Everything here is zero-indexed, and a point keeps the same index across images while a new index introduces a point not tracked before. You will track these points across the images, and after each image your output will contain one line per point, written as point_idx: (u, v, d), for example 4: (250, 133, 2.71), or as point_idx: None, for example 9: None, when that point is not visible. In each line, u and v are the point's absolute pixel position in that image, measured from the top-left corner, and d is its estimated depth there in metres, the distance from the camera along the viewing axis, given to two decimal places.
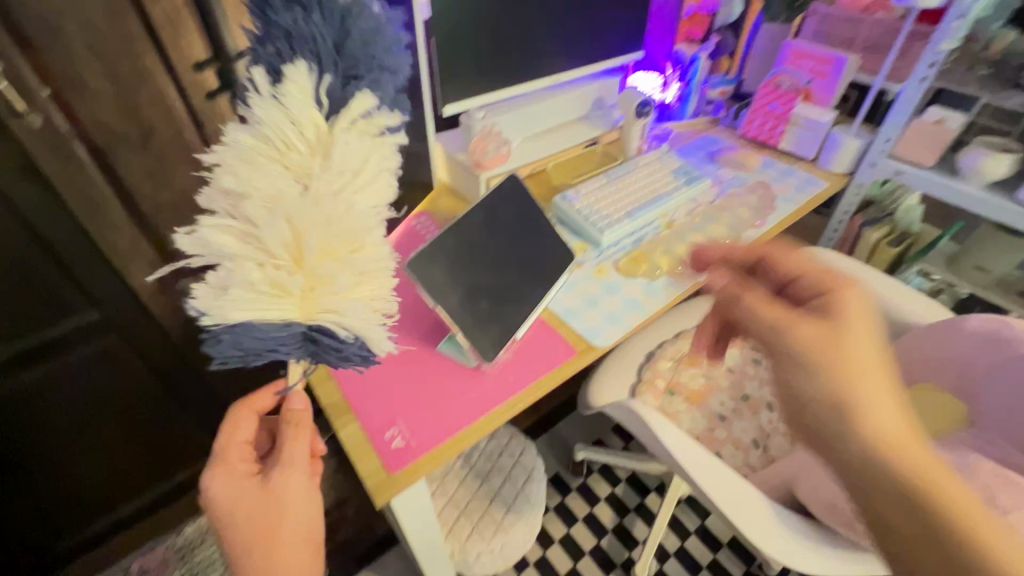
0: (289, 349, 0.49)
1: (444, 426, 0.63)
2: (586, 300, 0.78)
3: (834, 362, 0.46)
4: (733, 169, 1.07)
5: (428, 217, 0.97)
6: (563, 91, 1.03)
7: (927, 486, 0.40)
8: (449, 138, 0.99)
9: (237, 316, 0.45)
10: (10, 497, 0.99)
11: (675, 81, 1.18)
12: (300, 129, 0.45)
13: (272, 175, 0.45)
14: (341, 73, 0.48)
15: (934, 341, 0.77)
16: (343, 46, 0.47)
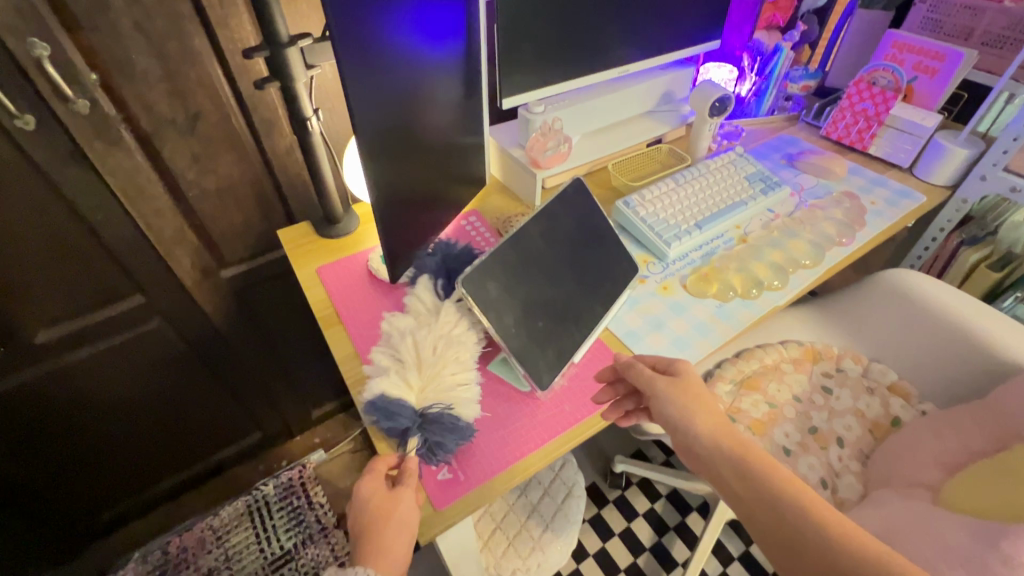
0: (405, 420, 0.58)
1: (496, 457, 0.59)
2: (649, 322, 0.72)
3: (704, 409, 0.57)
4: (814, 175, 0.96)
5: (478, 217, 0.91)
6: (630, 83, 0.94)
7: (800, 512, 0.50)
8: (504, 132, 0.92)
9: (378, 386, 0.60)
10: (57, 471, 1.01)
11: (751, 74, 1.08)
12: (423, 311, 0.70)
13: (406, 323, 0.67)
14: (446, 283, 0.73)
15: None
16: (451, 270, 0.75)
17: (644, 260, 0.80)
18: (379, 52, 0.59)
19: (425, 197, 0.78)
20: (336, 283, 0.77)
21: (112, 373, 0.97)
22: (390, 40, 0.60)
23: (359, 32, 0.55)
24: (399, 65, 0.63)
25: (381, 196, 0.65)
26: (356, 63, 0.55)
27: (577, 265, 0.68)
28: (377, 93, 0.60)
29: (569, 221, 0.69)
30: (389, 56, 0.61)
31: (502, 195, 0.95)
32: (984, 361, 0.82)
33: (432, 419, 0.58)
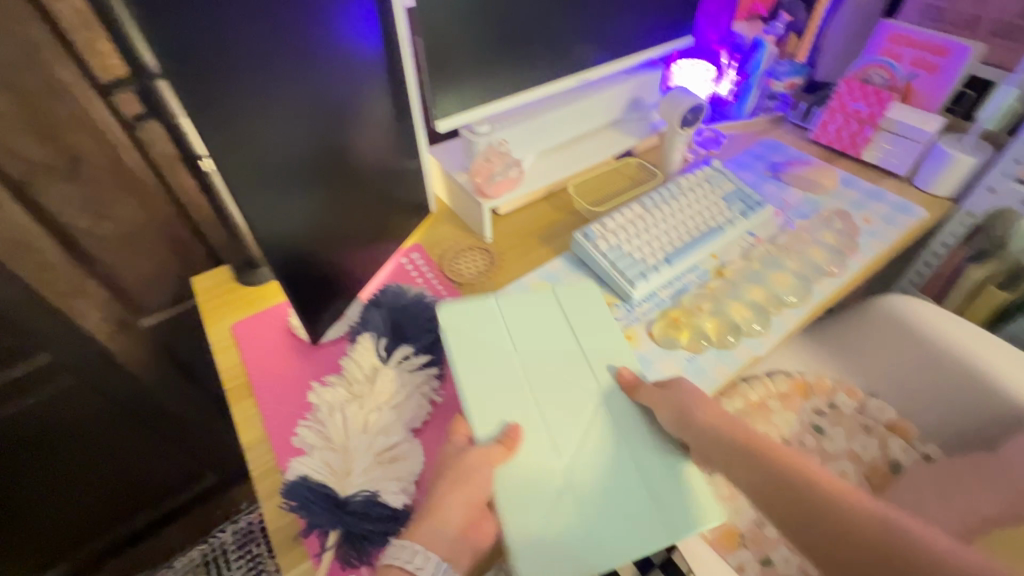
0: (322, 517, 0.48)
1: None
2: (535, 422, 0.54)
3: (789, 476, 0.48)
4: (801, 189, 0.86)
5: (422, 252, 0.80)
6: (590, 91, 0.84)
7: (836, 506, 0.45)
8: (448, 154, 0.82)
9: (295, 468, 0.50)
10: None
11: (730, 72, 0.97)
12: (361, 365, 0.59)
13: (338, 394, 0.56)
14: (395, 334, 0.62)
15: None
16: (400, 323, 0.64)
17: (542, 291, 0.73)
18: (251, 89, 0.47)
19: (347, 241, 0.67)
20: (254, 347, 0.67)
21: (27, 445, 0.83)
22: (270, 68, 0.49)
23: (208, 75, 0.43)
24: (290, 104, 0.52)
25: (280, 253, 0.55)
26: (218, 114, 0.45)
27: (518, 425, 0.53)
28: (256, 136, 0.49)
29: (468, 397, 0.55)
30: (271, 90, 0.49)
31: (450, 225, 0.85)
32: (996, 405, 0.72)
33: (352, 509, 0.48)
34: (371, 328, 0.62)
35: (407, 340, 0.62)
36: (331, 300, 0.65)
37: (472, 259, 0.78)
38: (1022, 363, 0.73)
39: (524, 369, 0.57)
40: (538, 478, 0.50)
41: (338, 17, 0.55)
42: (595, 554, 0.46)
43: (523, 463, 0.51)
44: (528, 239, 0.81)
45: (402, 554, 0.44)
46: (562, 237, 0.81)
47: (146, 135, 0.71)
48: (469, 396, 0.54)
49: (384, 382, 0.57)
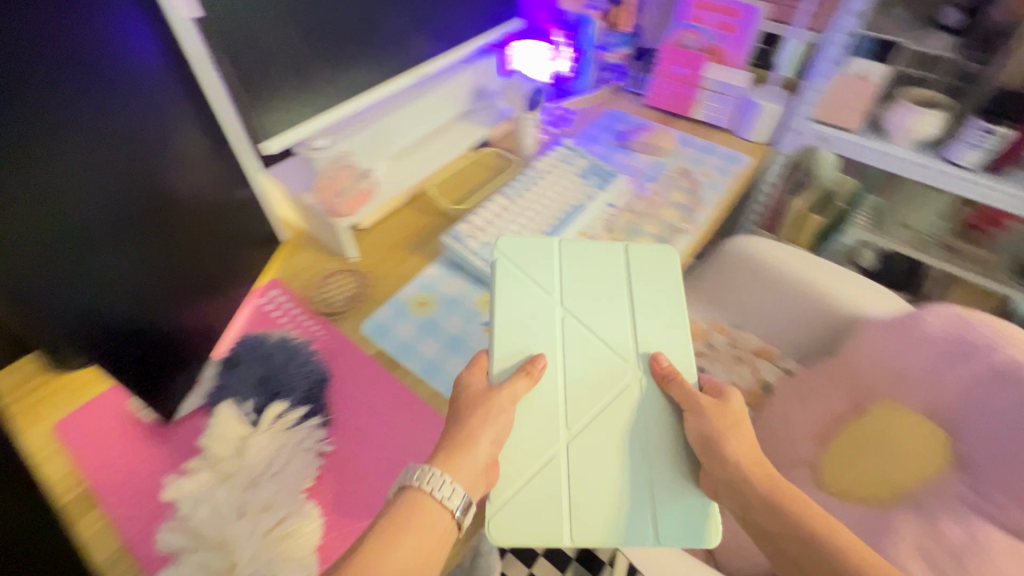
0: None
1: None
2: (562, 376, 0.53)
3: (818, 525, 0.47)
4: (647, 154, 0.91)
5: (282, 287, 0.72)
6: (431, 86, 0.80)
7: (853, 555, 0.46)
8: (289, 174, 0.74)
9: None
10: None
11: (566, 48, 0.97)
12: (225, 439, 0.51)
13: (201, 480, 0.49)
14: (264, 391, 0.56)
15: (870, 365, 0.70)
16: (269, 376, 0.57)
17: (422, 303, 0.69)
18: (24, 144, 0.38)
19: (179, 299, 0.57)
20: (85, 447, 0.56)
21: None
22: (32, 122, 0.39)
23: None
24: (83, 150, 0.43)
25: (81, 335, 0.45)
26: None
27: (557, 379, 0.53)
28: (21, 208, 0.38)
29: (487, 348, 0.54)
30: (36, 149, 0.39)
31: (309, 249, 0.77)
32: (830, 315, 0.83)
33: None
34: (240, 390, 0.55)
35: (282, 394, 0.56)
36: (174, 370, 0.56)
37: (339, 284, 0.72)
38: (843, 276, 0.85)
39: (569, 326, 0.56)
40: (546, 429, 0.50)
41: (114, 28, 0.46)
42: (563, 525, 0.46)
43: (542, 403, 0.51)
44: (397, 251, 0.77)
45: (436, 483, 0.45)
46: (432, 241, 0.77)
47: None
48: (500, 334, 0.54)
49: (258, 452, 0.51)
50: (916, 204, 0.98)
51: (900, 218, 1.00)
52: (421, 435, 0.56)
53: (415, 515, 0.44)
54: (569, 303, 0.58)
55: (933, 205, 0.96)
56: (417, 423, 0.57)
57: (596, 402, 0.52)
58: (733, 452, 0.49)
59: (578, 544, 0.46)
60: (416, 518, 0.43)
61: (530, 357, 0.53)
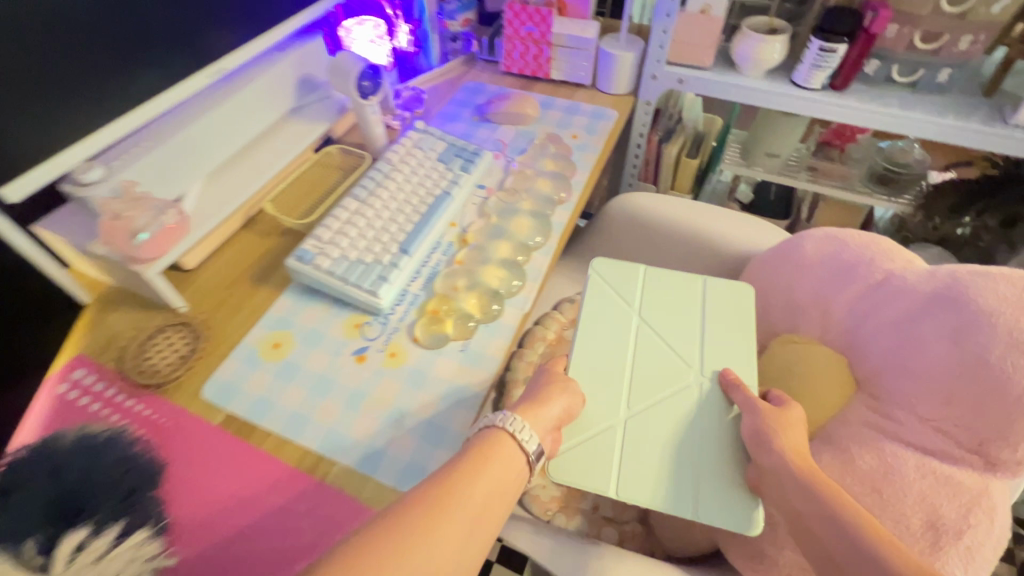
0: None
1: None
2: (616, 385, 0.55)
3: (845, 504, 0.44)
4: (511, 125, 0.84)
5: (89, 364, 0.56)
6: (239, 83, 0.67)
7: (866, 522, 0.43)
8: (67, 220, 0.58)
9: None
10: None
11: (401, 23, 0.88)
12: None
13: None
14: (54, 520, 0.42)
15: (764, 301, 0.69)
16: (61, 496, 0.44)
17: (275, 345, 0.58)
18: None
19: None
20: None
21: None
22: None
23: None
24: None
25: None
26: None
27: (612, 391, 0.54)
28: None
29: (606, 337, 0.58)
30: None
31: (124, 307, 0.62)
32: (723, 258, 0.81)
33: None
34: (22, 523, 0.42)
35: (86, 514, 0.44)
36: None
37: (165, 343, 0.58)
38: (725, 215, 0.84)
39: (658, 336, 0.58)
40: (602, 408, 0.53)
41: None
42: (610, 482, 0.49)
43: (592, 407, 0.53)
44: (239, 287, 0.63)
45: (518, 425, 0.45)
46: (280, 267, 0.65)
47: None
48: (586, 333, 0.58)
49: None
50: (781, 131, 0.95)
51: (766, 148, 0.98)
52: (288, 513, 0.46)
53: (499, 451, 0.43)
54: (651, 316, 0.60)
55: (796, 130, 0.94)
56: (281, 498, 0.47)
57: (649, 396, 0.54)
58: (779, 444, 0.48)
59: (622, 500, 0.48)
60: (494, 459, 0.43)
61: (586, 371, 0.55)
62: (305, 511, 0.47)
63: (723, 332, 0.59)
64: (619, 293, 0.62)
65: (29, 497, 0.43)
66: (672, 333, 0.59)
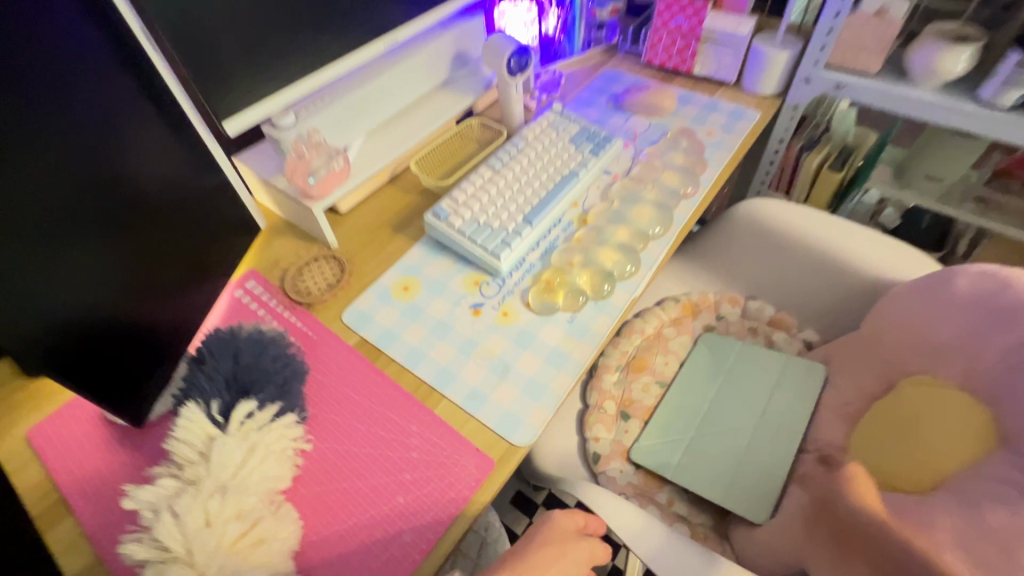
0: None
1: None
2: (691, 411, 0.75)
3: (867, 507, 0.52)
4: (646, 116, 0.84)
5: (259, 278, 0.68)
6: (406, 54, 0.74)
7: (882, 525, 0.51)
8: (258, 157, 0.69)
9: None
10: None
11: (551, 7, 0.90)
12: (190, 444, 0.47)
13: (163, 488, 0.44)
14: (232, 390, 0.52)
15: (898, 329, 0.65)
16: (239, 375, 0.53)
17: (405, 288, 0.65)
18: None
19: (143, 296, 0.55)
20: (55, 453, 0.53)
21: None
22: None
23: None
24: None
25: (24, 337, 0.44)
26: None
27: (688, 411, 0.76)
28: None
29: (697, 374, 0.79)
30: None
31: (289, 236, 0.72)
32: (852, 281, 0.77)
33: None
34: (214, 382, 0.52)
35: (251, 392, 0.52)
36: (123, 373, 0.52)
37: (318, 271, 0.68)
38: (865, 235, 0.78)
39: (737, 384, 0.77)
40: (676, 421, 0.75)
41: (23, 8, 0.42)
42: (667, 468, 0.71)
43: (668, 421, 0.75)
44: (379, 234, 0.71)
45: None
46: (416, 221, 0.72)
47: None
48: (684, 369, 0.79)
49: (223, 453, 0.46)
50: (946, 156, 0.87)
51: (926, 170, 0.90)
52: (401, 429, 0.53)
53: None
54: (735, 370, 0.78)
55: (968, 156, 0.86)
56: (397, 416, 0.54)
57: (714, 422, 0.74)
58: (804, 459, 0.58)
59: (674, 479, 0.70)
60: None
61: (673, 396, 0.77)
62: (416, 430, 0.53)
63: (792, 387, 0.75)
64: (715, 346, 0.81)
65: (215, 370, 0.53)
66: (749, 385, 0.77)
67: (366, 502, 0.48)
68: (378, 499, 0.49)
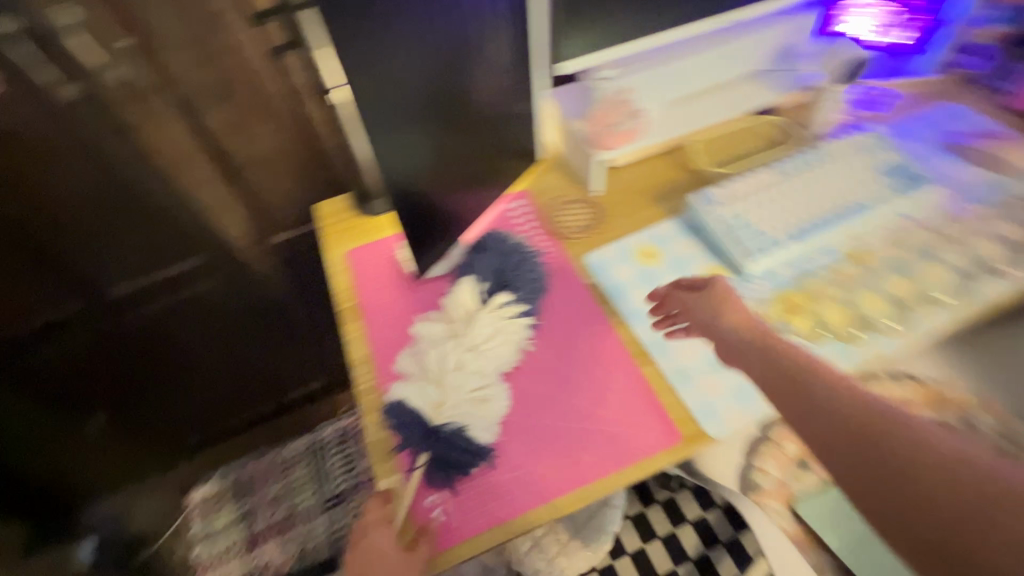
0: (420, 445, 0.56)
1: (489, 512, 0.52)
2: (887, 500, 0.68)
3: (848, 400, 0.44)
4: (984, 168, 0.71)
5: (529, 199, 0.78)
6: (738, 35, 0.73)
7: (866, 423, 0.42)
8: (567, 96, 0.76)
9: (398, 392, 0.60)
10: (143, 392, 1.12)
11: (917, 16, 0.78)
12: (460, 309, 0.64)
13: (437, 330, 0.64)
14: (496, 281, 0.67)
15: None
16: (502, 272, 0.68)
17: (648, 254, 0.69)
18: (387, 30, 0.49)
19: (460, 188, 0.69)
20: (364, 272, 0.72)
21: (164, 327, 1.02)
22: (406, 11, 0.50)
23: (347, 22, 0.46)
24: (419, 43, 0.53)
25: (394, 183, 0.58)
26: (362, 52, 0.48)
27: None
28: (376, 73, 0.50)
29: None
30: (395, 29, 0.50)
31: (560, 172, 0.81)
32: None
33: (441, 435, 0.56)
34: (489, 268, 0.69)
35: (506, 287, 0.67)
36: (435, 239, 0.67)
37: (576, 212, 0.75)
38: None
39: None
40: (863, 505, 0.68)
41: None
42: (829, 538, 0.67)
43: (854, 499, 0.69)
44: (639, 197, 0.75)
45: None
46: (676, 198, 0.75)
47: (286, 64, 0.76)
48: None
49: (481, 325, 0.63)
50: None
51: None
52: (608, 373, 0.60)
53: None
54: None
55: None
56: (606, 360, 0.61)
57: None
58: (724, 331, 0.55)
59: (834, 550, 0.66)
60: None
61: None
62: (620, 379, 0.59)
63: None
64: None
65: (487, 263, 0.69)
66: None
67: (561, 415, 0.57)
68: (570, 418, 0.57)
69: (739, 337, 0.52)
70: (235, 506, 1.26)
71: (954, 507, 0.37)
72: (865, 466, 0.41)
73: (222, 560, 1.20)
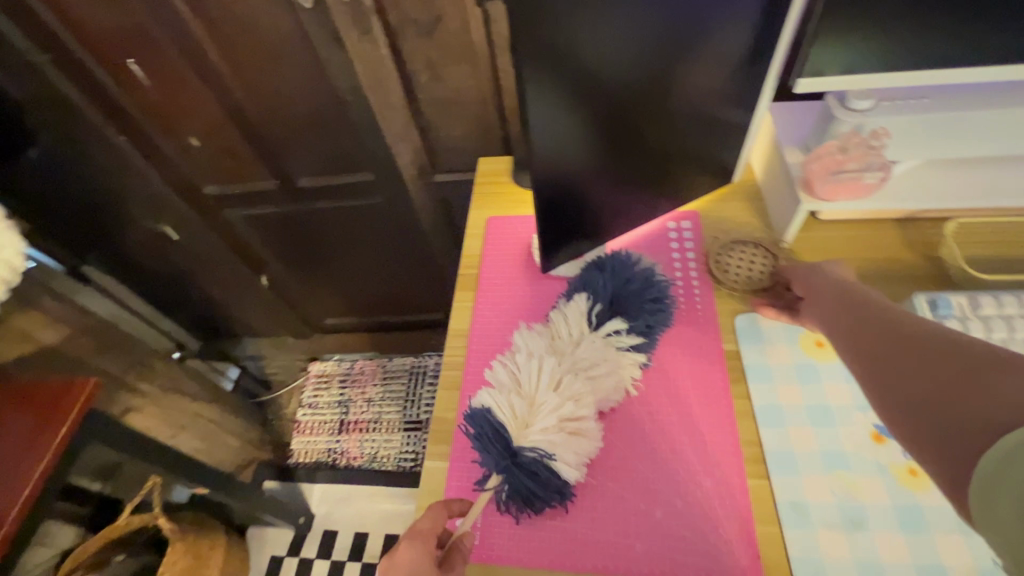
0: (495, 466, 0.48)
1: (518, 547, 0.48)
2: None
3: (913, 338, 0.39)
4: None
5: (696, 224, 0.67)
6: None
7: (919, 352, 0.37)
8: (791, 121, 0.61)
9: (482, 399, 0.51)
10: (303, 268, 1.29)
11: None
12: (570, 325, 0.55)
13: (536, 339, 0.54)
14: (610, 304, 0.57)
15: None
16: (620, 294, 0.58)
17: (820, 344, 0.54)
18: (590, 2, 0.43)
19: (622, 191, 0.60)
20: (495, 244, 0.69)
21: (330, 224, 1.14)
22: None
23: None
24: (623, 21, 0.46)
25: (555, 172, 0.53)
26: (552, 22, 0.43)
27: None
28: (563, 48, 0.45)
29: None
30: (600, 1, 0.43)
31: (747, 204, 0.67)
32: None
33: (521, 465, 0.47)
34: (606, 289, 0.57)
35: (624, 315, 0.57)
36: (576, 238, 0.61)
37: (746, 258, 0.62)
38: None
39: None
40: None
41: None
42: None
43: None
44: (838, 268, 0.59)
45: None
46: (892, 287, 0.56)
47: (491, 10, 0.72)
48: None
49: (588, 349, 0.53)
50: None
51: None
52: (707, 465, 0.49)
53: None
54: None
55: None
56: (711, 448, 0.50)
57: None
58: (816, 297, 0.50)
59: None
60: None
61: None
62: (719, 479, 0.49)
63: None
64: None
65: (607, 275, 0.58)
66: None
67: (630, 485, 0.49)
68: (639, 494, 0.49)
69: (831, 303, 0.48)
70: (340, 391, 1.42)
71: (990, 410, 0.31)
72: (932, 384, 0.35)
73: (316, 430, 1.37)
